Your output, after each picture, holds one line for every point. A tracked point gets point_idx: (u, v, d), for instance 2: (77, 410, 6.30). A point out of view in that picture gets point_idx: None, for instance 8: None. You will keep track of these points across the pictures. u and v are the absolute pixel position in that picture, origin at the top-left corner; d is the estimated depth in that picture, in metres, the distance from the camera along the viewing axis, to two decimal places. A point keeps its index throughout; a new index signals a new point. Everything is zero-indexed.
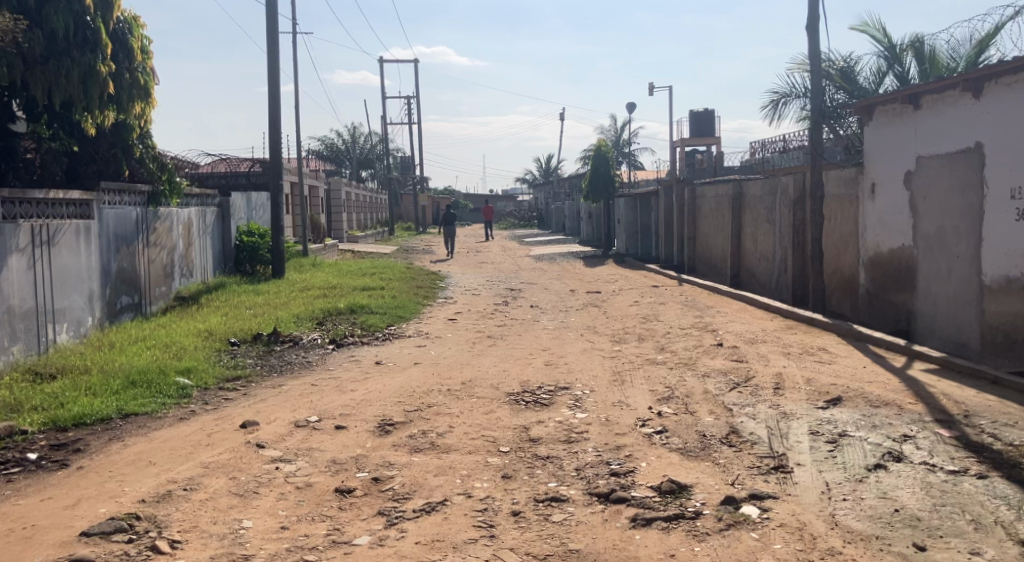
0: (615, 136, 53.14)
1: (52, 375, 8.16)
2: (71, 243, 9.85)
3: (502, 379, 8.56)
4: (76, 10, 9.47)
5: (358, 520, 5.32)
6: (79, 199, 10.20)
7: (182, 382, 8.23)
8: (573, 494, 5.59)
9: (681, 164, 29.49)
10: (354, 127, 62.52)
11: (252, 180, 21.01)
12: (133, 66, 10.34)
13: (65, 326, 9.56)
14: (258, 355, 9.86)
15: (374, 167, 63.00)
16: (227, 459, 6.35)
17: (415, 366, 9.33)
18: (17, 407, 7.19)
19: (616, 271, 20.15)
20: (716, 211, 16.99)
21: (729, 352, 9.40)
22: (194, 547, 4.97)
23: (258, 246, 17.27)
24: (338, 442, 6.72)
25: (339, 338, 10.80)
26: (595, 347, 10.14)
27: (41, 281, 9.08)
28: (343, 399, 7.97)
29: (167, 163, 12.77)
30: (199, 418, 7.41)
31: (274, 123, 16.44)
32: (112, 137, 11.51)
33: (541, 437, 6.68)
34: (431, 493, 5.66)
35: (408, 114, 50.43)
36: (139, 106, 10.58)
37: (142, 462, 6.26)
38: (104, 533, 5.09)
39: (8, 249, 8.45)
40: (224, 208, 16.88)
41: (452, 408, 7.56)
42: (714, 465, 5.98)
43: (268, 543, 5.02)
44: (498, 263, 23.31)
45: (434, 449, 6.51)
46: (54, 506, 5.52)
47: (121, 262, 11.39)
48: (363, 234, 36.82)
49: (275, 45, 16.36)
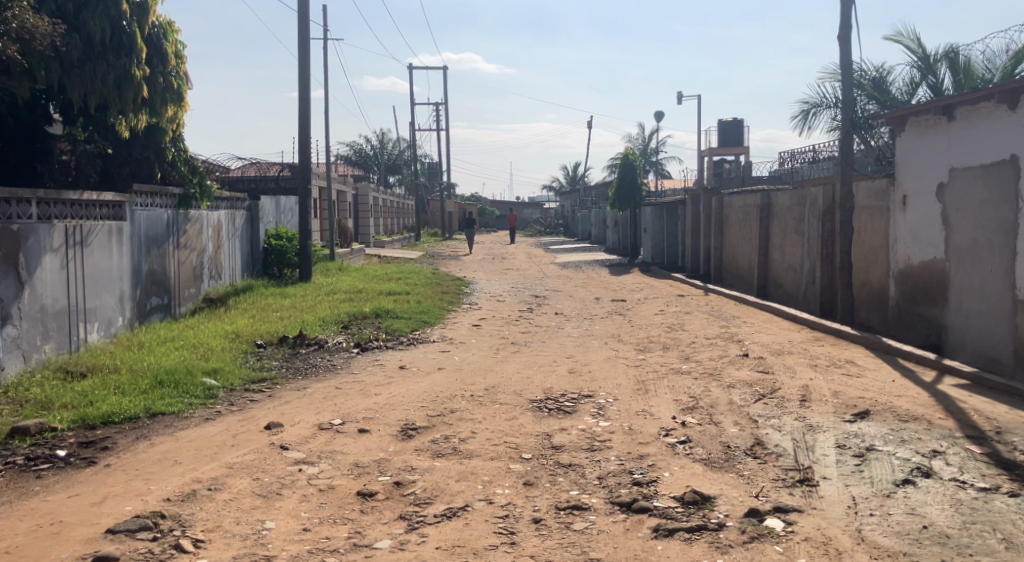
0: (643, 146, 52.96)
1: (83, 374, 8.29)
2: (102, 244, 9.96)
3: (525, 386, 8.55)
4: (113, 14, 9.54)
5: (379, 523, 5.34)
6: (112, 201, 10.29)
7: (210, 382, 8.32)
8: (594, 502, 5.56)
9: (709, 174, 29.25)
10: (384, 133, 62.95)
11: (280, 184, 21.19)
12: (166, 70, 10.52)
13: (96, 326, 9.70)
14: (283, 357, 9.93)
15: (402, 173, 63.36)
16: (252, 460, 6.40)
17: (439, 372, 9.35)
18: (48, 405, 7.30)
19: (643, 280, 20.04)
20: (744, 221, 16.81)
21: (756, 363, 9.32)
22: (217, 547, 5.01)
23: (286, 249, 17.42)
24: (361, 445, 6.76)
25: (364, 341, 10.86)
26: (619, 355, 10.09)
27: (74, 281, 9.21)
28: (366, 402, 7.99)
29: (199, 167, 12.94)
30: (224, 419, 7.46)
31: (304, 127, 16.60)
32: (146, 141, 11.53)
33: (563, 445, 6.66)
34: (452, 499, 5.66)
35: (436, 121, 50.61)
36: (172, 109, 10.78)
37: (167, 462, 6.32)
38: (129, 531, 5.13)
39: (40, 249, 8.56)
40: (254, 212, 17.01)
41: (474, 414, 7.56)
42: (738, 477, 5.93)
43: (290, 545, 5.05)
44: (524, 270, 23.20)
45: (455, 454, 6.51)
46: (81, 503, 5.58)
47: (152, 263, 11.54)
48: (390, 240, 36.94)
49: (305, 48, 16.50)
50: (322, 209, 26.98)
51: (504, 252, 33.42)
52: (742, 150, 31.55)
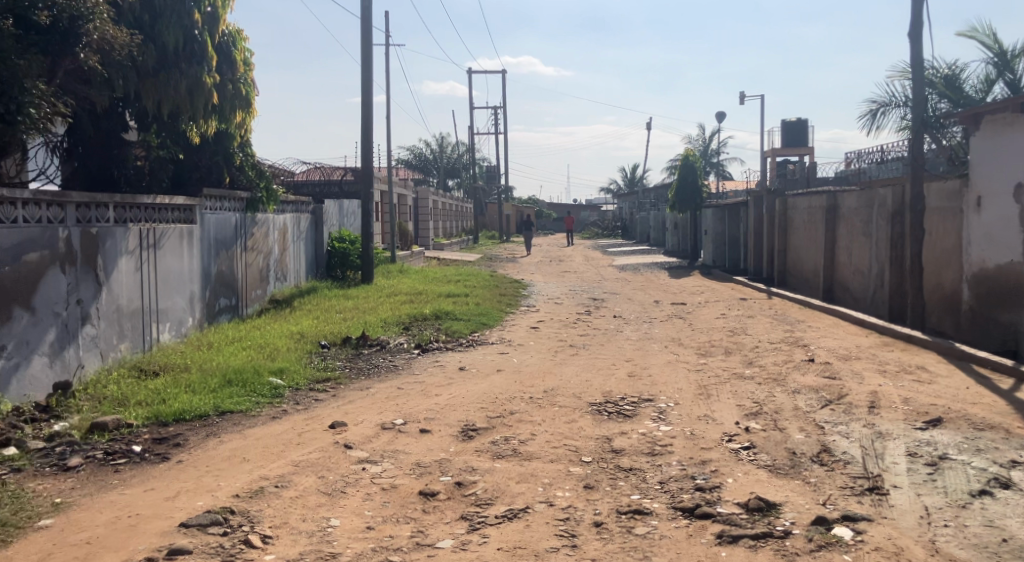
0: (703, 147, 52.39)
1: (155, 372, 8.55)
2: (174, 246, 10.27)
3: (585, 389, 8.53)
4: (187, 24, 9.80)
5: (442, 523, 5.40)
6: (183, 205, 10.60)
7: (276, 381, 8.51)
8: (657, 507, 5.53)
9: (772, 176, 28.80)
10: (443, 137, 63.49)
11: (343, 189, 21.54)
12: (236, 78, 10.81)
13: (168, 326, 10.00)
14: (347, 357, 10.10)
15: (461, 176, 63.79)
16: (317, 458, 6.53)
17: (498, 373, 9.39)
18: (123, 402, 7.55)
19: (704, 283, 19.81)
20: (809, 223, 16.50)
21: (822, 368, 9.14)
22: (284, 543, 5.13)
23: (348, 251, 17.69)
24: (422, 445, 6.83)
25: (424, 343, 10.98)
26: (680, 359, 10.00)
27: (147, 282, 9.50)
28: (428, 403, 8.08)
29: (266, 171, 13.24)
30: (290, 418, 7.62)
31: (366, 131, 16.84)
32: (214, 147, 12.01)
33: (624, 449, 6.63)
34: (513, 500, 5.69)
35: (495, 124, 50.87)
36: (240, 116, 11.05)
37: (236, 459, 6.48)
38: (201, 526, 5.28)
39: (117, 251, 8.86)
40: (318, 215, 17.32)
41: (533, 416, 7.58)
42: (805, 484, 5.83)
43: (355, 543, 5.13)
44: (582, 273, 23.14)
45: (515, 456, 6.53)
46: (156, 498, 5.76)
47: (221, 266, 11.84)
48: (449, 243, 37.22)
49: (367, 53, 16.75)
50: (383, 212, 27.35)
51: (562, 254, 33.39)
52: (807, 151, 30.98)
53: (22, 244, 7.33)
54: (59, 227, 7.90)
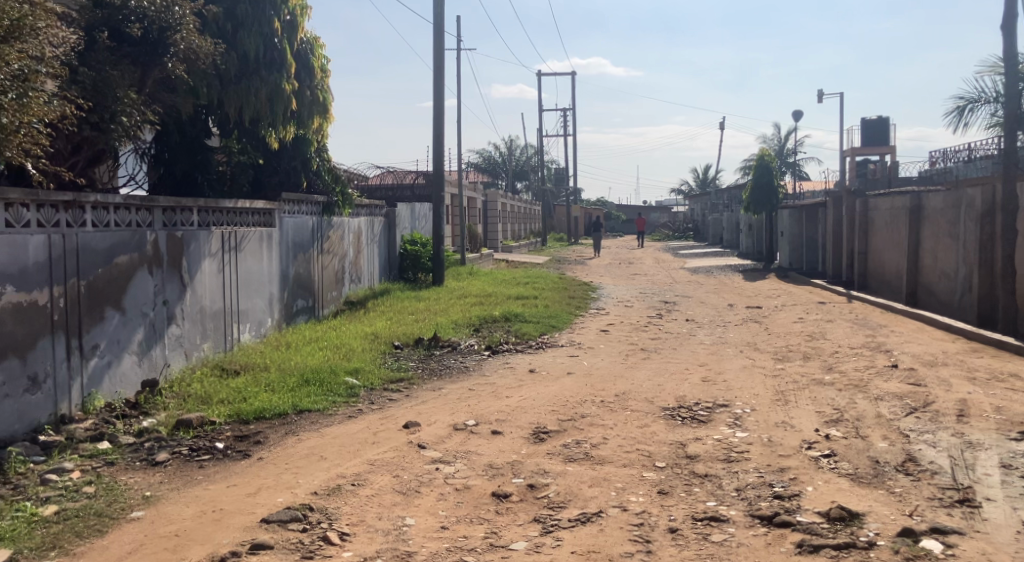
0: (779, 146, 51.33)
1: (237, 371, 8.80)
2: (254, 249, 10.56)
3: (657, 393, 8.44)
4: (267, 32, 10.10)
5: (515, 525, 5.40)
6: (263, 208, 10.88)
7: (351, 381, 8.65)
8: (734, 514, 5.43)
9: (852, 176, 28.06)
10: (512, 140, 63.74)
11: (415, 192, 21.81)
12: (313, 84, 11.07)
13: (248, 327, 10.27)
14: (419, 358, 10.21)
15: (530, 179, 63.91)
16: (391, 457, 6.61)
17: (570, 376, 9.36)
18: (207, 400, 7.79)
19: (779, 286, 19.39)
20: (892, 225, 16.01)
21: (906, 375, 8.85)
22: (361, 540, 5.21)
23: (420, 254, 17.87)
24: (494, 447, 6.86)
25: (495, 345, 11.03)
26: (756, 364, 9.81)
27: (229, 284, 9.78)
28: (499, 405, 8.11)
29: (341, 176, 13.47)
30: (365, 417, 7.75)
31: (439, 135, 17.02)
32: (293, 153, 12.32)
33: (699, 455, 6.54)
34: (586, 504, 5.66)
35: (564, 126, 50.80)
36: (317, 121, 11.32)
37: (313, 457, 6.61)
38: (281, 521, 5.40)
39: (201, 254, 9.15)
40: (391, 218, 17.57)
41: (606, 420, 7.53)
42: (889, 494, 5.65)
43: (429, 542, 5.18)
44: (653, 276, 22.90)
45: (588, 459, 6.50)
46: (238, 493, 5.92)
47: (298, 268, 12.11)
48: (518, 246, 37.30)
49: (440, 58, 16.94)
50: (453, 215, 27.59)
51: (633, 257, 33.11)
52: (889, 150, 30.07)
53: (114, 247, 7.63)
54: (148, 230, 8.19)
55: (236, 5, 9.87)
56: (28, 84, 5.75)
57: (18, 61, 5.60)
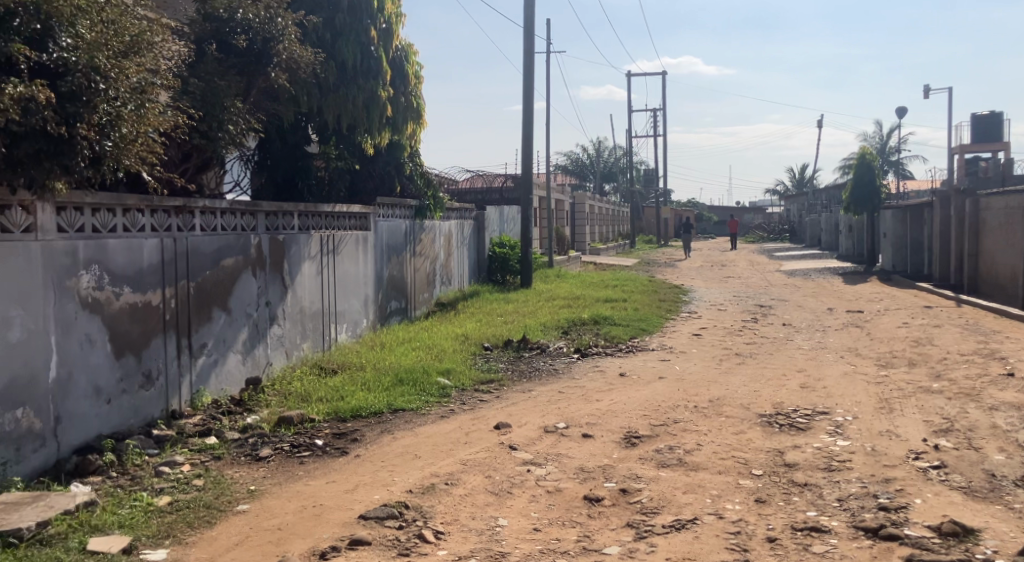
0: (881, 145, 49.48)
1: (334, 370, 9.02)
2: (350, 252, 10.81)
3: (753, 399, 8.24)
4: (364, 41, 10.36)
5: (608, 529, 5.36)
6: (359, 212, 11.13)
7: (443, 382, 8.76)
8: (836, 525, 5.26)
9: (962, 175, 26.80)
10: (601, 142, 63.44)
11: (504, 195, 21.91)
12: (408, 91, 11.29)
13: (345, 327, 10.52)
14: (509, 360, 10.26)
15: (620, 181, 63.46)
16: (483, 458, 6.66)
17: (661, 381, 9.23)
18: (306, 398, 8.01)
19: (882, 290, 18.67)
20: (1006, 225, 15.21)
21: (1022, 384, 8.39)
22: (455, 539, 5.26)
23: (509, 256, 17.96)
24: (585, 450, 6.83)
25: (585, 347, 10.98)
26: (857, 370, 9.47)
27: (326, 285, 10.04)
28: (590, 408, 8.06)
29: (432, 180, 13.65)
30: (457, 417, 7.83)
31: (529, 137, 17.08)
32: (387, 158, 12.49)
33: (797, 463, 6.35)
34: (680, 510, 5.57)
35: (654, 127, 50.23)
36: (411, 127, 11.54)
37: (408, 455, 6.71)
38: (378, 518, 5.51)
39: (301, 256, 9.42)
40: (480, 221, 17.71)
41: (699, 426, 7.40)
42: (1006, 510, 5.36)
43: (522, 543, 5.19)
44: (747, 278, 22.38)
45: (682, 465, 6.40)
46: (337, 489, 6.06)
47: (392, 270, 12.34)
48: (607, 248, 37.06)
49: (530, 61, 17.00)
50: (542, 218, 27.63)
51: (725, 259, 32.45)
52: (1002, 146, 28.61)
53: (220, 250, 7.92)
54: (251, 234, 8.47)
55: (335, 15, 10.18)
56: (145, 97, 5.98)
57: (137, 74, 5.83)
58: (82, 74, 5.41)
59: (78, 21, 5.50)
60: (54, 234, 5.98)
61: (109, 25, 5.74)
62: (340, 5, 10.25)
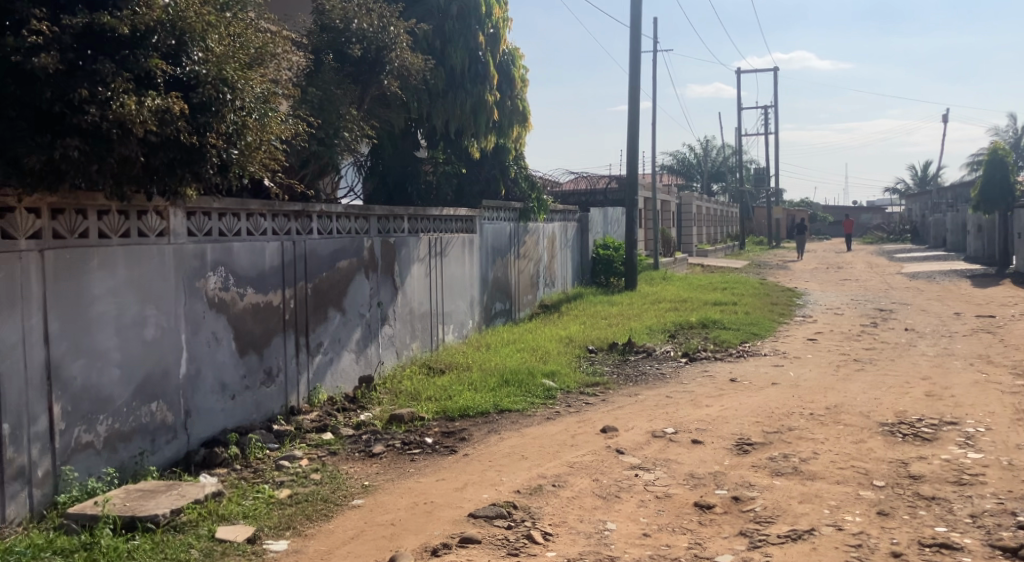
0: (1014, 139, 46.61)
1: (442, 370, 9.16)
2: (457, 254, 10.97)
3: (874, 407, 7.89)
4: (472, 46, 10.53)
5: (720, 537, 5.24)
6: (465, 215, 11.29)
7: (548, 384, 8.77)
8: (968, 543, 4.98)
9: None
10: (709, 141, 62.22)
11: (609, 197, 21.80)
12: (514, 94, 11.39)
13: (452, 328, 10.69)
14: (614, 363, 10.18)
15: (728, 181, 62.06)
16: (590, 461, 6.62)
17: (774, 387, 8.97)
18: (415, 396, 8.17)
19: (1015, 293, 17.57)
20: None
21: None
22: (564, 541, 5.25)
23: (613, 258, 17.84)
24: (695, 456, 6.70)
25: (692, 351, 10.79)
26: (989, 379, 8.94)
27: (434, 287, 10.22)
28: (699, 413, 7.90)
29: (537, 182, 13.60)
30: (563, 419, 7.82)
31: (635, 138, 16.92)
32: (493, 161, 12.58)
33: (924, 475, 6.05)
34: (797, 520, 5.39)
35: (765, 124, 48.90)
36: (516, 130, 11.64)
37: (515, 456, 6.75)
38: (487, 517, 5.56)
39: (411, 259, 9.63)
40: (585, 223, 17.66)
41: (815, 434, 7.15)
42: None
43: (632, 548, 5.13)
44: (865, 281, 21.47)
45: (797, 474, 6.20)
46: (447, 487, 6.15)
47: (497, 272, 12.45)
48: (714, 249, 36.31)
49: (637, 62, 16.84)
50: (647, 219, 27.32)
51: (841, 261, 31.24)
52: None
53: (336, 253, 8.19)
54: (364, 237, 8.71)
55: (444, 22, 10.35)
56: (267, 106, 6.27)
57: (260, 84, 6.12)
58: (212, 86, 5.64)
59: (208, 36, 5.74)
60: (185, 237, 6.30)
61: (235, 39, 6.06)
62: (450, 12, 10.39)
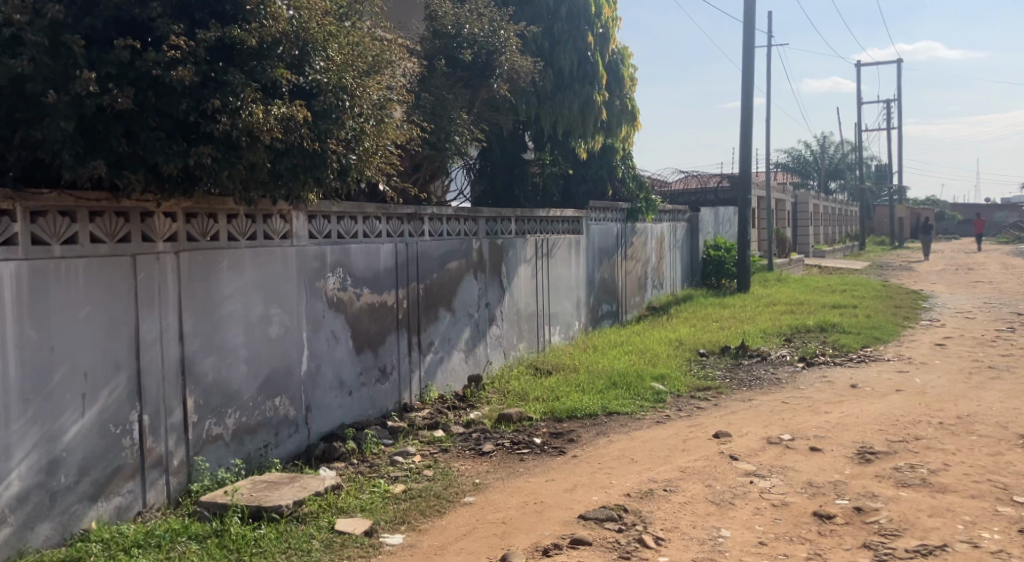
0: None
1: (549, 370, 9.20)
2: (564, 255, 10.99)
3: (1011, 418, 7.44)
4: (581, 47, 10.51)
5: (841, 549, 5.06)
6: (573, 217, 11.29)
7: (657, 387, 8.67)
8: None
9: None
10: (826, 138, 60.05)
11: (720, 196, 21.35)
12: (624, 94, 11.29)
13: (558, 329, 10.72)
14: (726, 367, 9.97)
15: (847, 178, 59.74)
16: (703, 466, 6.51)
17: (899, 394, 8.57)
18: (523, 397, 8.23)
19: None
20: None
21: None
22: (676, 546, 5.18)
23: (724, 259, 17.46)
24: (814, 464, 6.48)
25: (809, 356, 10.44)
26: None
27: (541, 288, 10.27)
28: (817, 420, 7.64)
29: (645, 181, 13.48)
30: (674, 423, 7.72)
31: (748, 136, 16.52)
32: (600, 161, 12.56)
33: None
34: (925, 535, 5.15)
35: (887, 119, 46.82)
36: (625, 129, 11.53)
37: (625, 459, 6.71)
38: (598, 519, 5.54)
39: (519, 260, 9.71)
40: (694, 223, 17.36)
41: (945, 444, 6.80)
42: None
43: (748, 556, 5.02)
44: (999, 283, 20.25)
45: (926, 486, 5.91)
46: (557, 488, 6.17)
47: (604, 273, 12.40)
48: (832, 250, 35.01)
49: (751, 58, 16.44)
50: (760, 219, 26.61)
51: (971, 261, 29.55)
52: None
53: (446, 255, 8.34)
54: (473, 239, 8.84)
55: (554, 23, 10.39)
56: (384, 112, 6.48)
57: (376, 90, 6.33)
58: (332, 94, 5.87)
59: (329, 46, 5.96)
60: (307, 240, 6.56)
61: (354, 48, 6.28)
62: (559, 14, 10.42)
